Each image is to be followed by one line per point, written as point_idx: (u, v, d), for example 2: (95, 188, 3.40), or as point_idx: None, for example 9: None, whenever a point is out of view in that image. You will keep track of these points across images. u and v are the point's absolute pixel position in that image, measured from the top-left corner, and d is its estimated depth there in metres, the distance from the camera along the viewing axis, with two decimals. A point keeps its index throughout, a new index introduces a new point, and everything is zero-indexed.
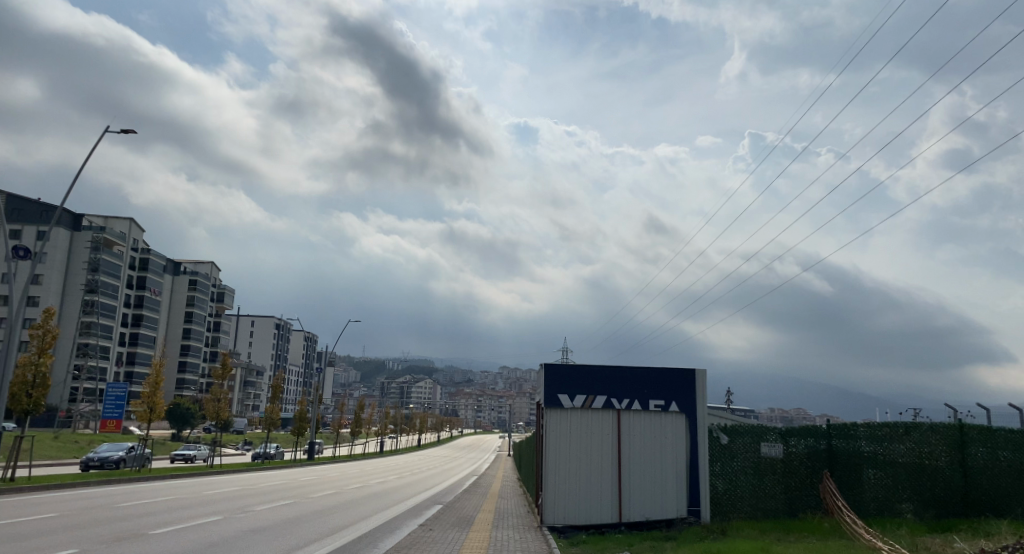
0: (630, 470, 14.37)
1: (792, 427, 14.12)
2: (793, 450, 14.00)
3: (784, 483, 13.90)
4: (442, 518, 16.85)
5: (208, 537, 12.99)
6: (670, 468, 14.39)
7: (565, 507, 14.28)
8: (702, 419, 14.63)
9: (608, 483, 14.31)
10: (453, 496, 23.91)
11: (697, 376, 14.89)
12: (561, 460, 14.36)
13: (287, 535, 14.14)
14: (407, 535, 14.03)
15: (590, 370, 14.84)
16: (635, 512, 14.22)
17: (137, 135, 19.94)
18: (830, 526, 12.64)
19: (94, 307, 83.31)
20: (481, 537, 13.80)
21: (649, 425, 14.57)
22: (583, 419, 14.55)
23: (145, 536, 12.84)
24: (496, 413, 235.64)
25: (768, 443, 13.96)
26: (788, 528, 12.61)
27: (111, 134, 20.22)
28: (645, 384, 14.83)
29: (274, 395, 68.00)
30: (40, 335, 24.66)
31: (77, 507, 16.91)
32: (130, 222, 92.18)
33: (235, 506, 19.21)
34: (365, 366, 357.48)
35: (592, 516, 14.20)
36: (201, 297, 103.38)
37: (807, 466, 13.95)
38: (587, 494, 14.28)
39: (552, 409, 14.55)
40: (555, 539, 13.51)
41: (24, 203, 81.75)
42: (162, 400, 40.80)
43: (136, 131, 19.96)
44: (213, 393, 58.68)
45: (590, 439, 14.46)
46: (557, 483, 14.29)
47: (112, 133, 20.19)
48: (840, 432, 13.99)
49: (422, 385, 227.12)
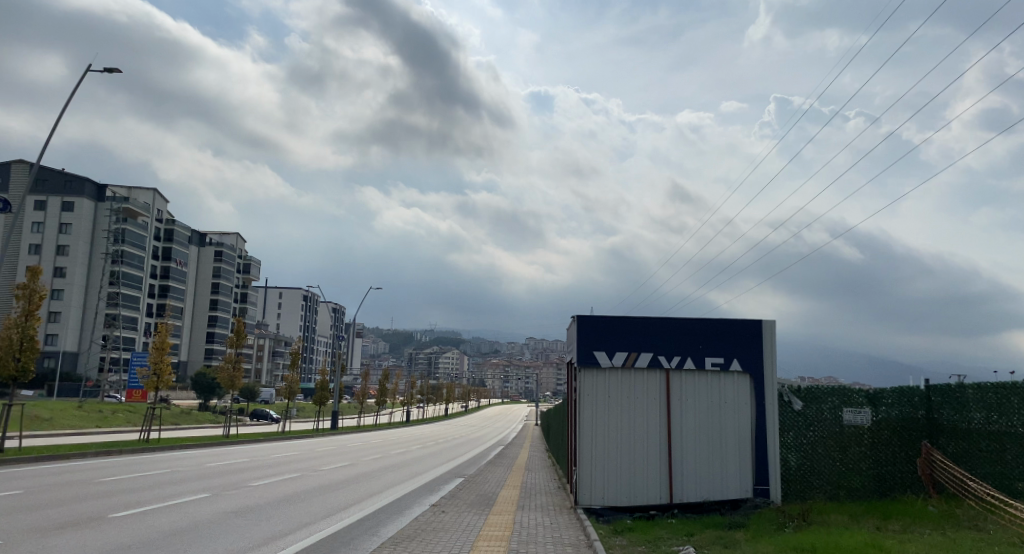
0: (683, 442, 11.84)
1: (881, 392, 11.66)
2: (884, 417, 11.55)
3: (873, 456, 11.48)
4: (461, 496, 14.60)
5: (176, 522, 10.87)
6: (731, 435, 11.87)
7: (603, 486, 11.84)
8: (770, 381, 12.01)
9: (656, 458, 11.81)
10: (476, 469, 21.72)
11: (763, 328, 12.18)
12: (598, 431, 11.93)
13: (275, 519, 11.94)
14: (414, 520, 11.66)
15: (634, 320, 12.17)
16: (690, 494, 11.70)
17: (117, 73, 17.89)
18: (939, 511, 10.06)
19: (119, 278, 82.28)
20: (502, 522, 11.37)
21: (704, 388, 11.97)
22: (624, 380, 12.04)
23: (101, 521, 10.78)
24: (523, 382, 234.67)
25: (852, 409, 11.56)
26: (885, 512, 10.23)
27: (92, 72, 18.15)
28: (700, 337, 12.14)
29: (294, 363, 66.34)
30: (26, 295, 22.72)
31: (47, 483, 14.88)
32: (154, 192, 90.96)
33: (232, 481, 17.13)
34: (394, 337, 359.97)
35: (636, 498, 11.76)
36: (227, 268, 102.51)
37: (900, 436, 11.48)
38: (629, 470, 11.83)
39: (587, 368, 12.05)
40: (595, 524, 11.02)
41: (48, 173, 80.58)
42: (169, 366, 39.44)
43: (116, 69, 17.89)
44: (229, 361, 57.26)
45: (633, 402, 11.96)
46: (593, 457, 11.87)
47: (94, 70, 18.10)
48: (944, 396, 11.40)
49: (450, 355, 228.88)
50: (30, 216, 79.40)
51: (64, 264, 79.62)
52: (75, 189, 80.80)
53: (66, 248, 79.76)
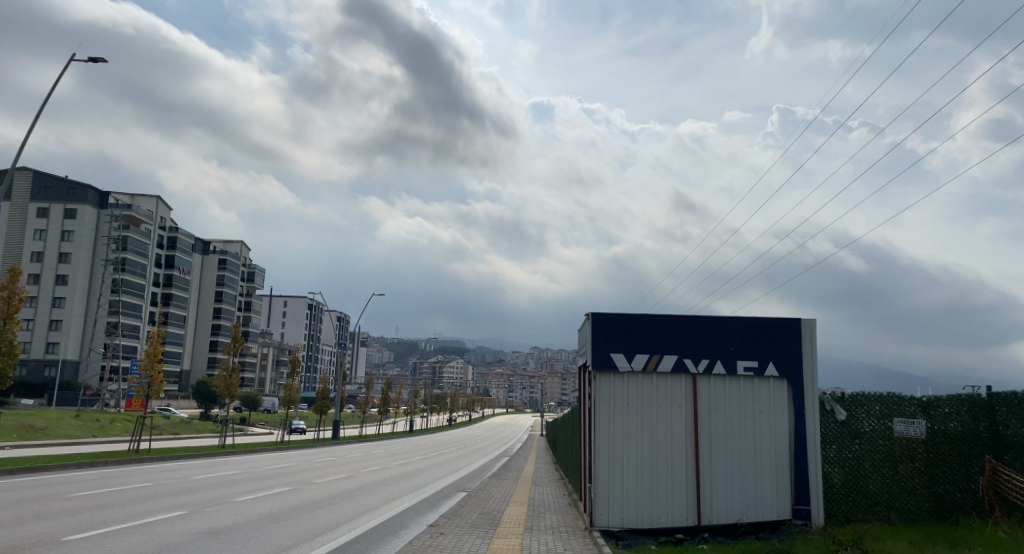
0: (713, 456, 10.50)
1: (936, 400, 10.37)
2: (941, 429, 10.24)
3: (928, 475, 10.17)
4: (464, 514, 13.30)
5: (137, 546, 9.57)
6: (766, 446, 10.53)
7: (622, 506, 10.49)
8: (810, 387, 10.69)
9: (681, 473, 10.48)
10: (480, 483, 20.33)
11: (804, 328, 10.84)
12: (616, 443, 10.59)
13: (255, 540, 10.64)
14: (410, 543, 10.38)
15: (655, 319, 10.85)
16: (721, 515, 10.36)
17: (103, 64, 17.15)
18: (1014, 538, 8.76)
19: (122, 286, 81.17)
20: (510, 546, 10.06)
21: (737, 395, 10.63)
22: (644, 386, 10.71)
23: (54, 544, 9.51)
24: (528, 392, 232.78)
25: (904, 420, 10.29)
26: (953, 538, 8.92)
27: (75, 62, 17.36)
28: (730, 339, 10.81)
29: (294, 372, 64.81)
30: (5, 298, 21.70)
31: (15, 499, 13.67)
32: (157, 200, 90.09)
33: (214, 497, 15.75)
34: (399, 346, 358.55)
35: (660, 518, 10.42)
36: (230, 276, 101.51)
37: (960, 450, 10.17)
38: (651, 486, 10.49)
39: (603, 372, 10.72)
40: (615, 549, 9.69)
41: (50, 180, 79.67)
42: (161, 372, 38.07)
43: (101, 60, 17.12)
44: (226, 368, 55.71)
45: (654, 410, 10.63)
46: (608, 473, 10.54)
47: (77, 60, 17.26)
48: (1008, 406, 10.13)
49: (454, 364, 227.05)
50: (33, 223, 78.51)
51: (65, 272, 78.38)
52: (78, 196, 79.71)
53: (68, 255, 78.65)
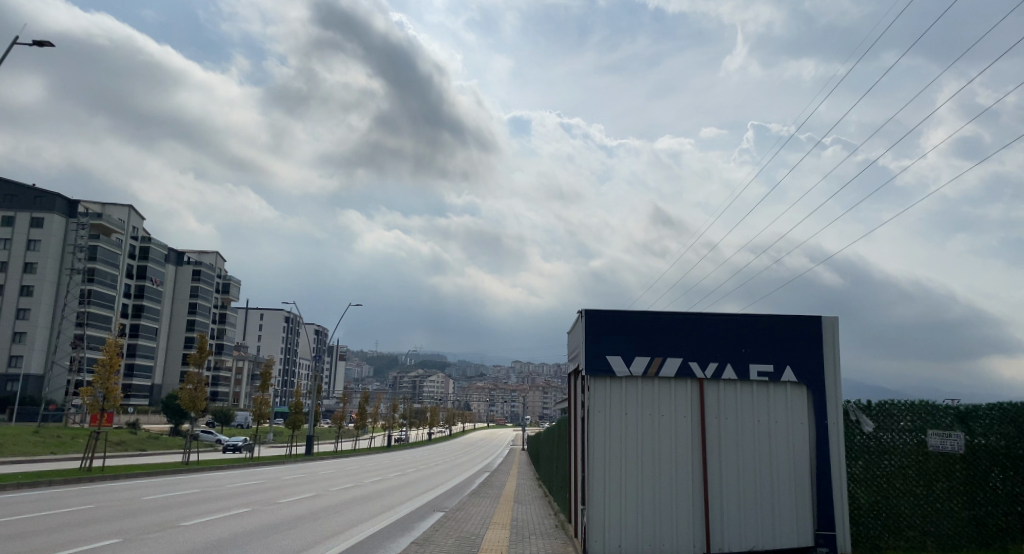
0: (724, 471, 9.17)
1: (974, 409, 9.19)
2: (981, 443, 9.05)
3: (967, 495, 8.98)
4: (441, 540, 11.82)
5: None
6: (783, 461, 9.21)
7: (620, 534, 9.11)
8: (833, 395, 9.42)
9: (689, 491, 9.11)
10: (460, 502, 18.81)
11: (824, 328, 9.58)
12: (614, 456, 9.20)
13: None
14: None
15: (657, 316, 9.52)
16: (732, 544, 9.07)
17: (51, 47, 15.63)
18: None
19: (91, 297, 78.31)
20: None
21: (751, 403, 9.31)
22: (646, 392, 9.30)
23: None
24: (509, 406, 230.53)
25: (940, 433, 9.08)
26: None
27: (20, 46, 15.78)
28: (742, 340, 9.53)
29: (266, 384, 62.42)
30: None
31: None
32: (129, 209, 87.60)
33: (161, 521, 14.11)
34: (379, 360, 354.44)
35: (663, 546, 9.07)
36: (205, 288, 98.85)
37: (1001, 467, 8.98)
38: (655, 508, 9.11)
39: (598, 378, 9.34)
40: None
41: (17, 188, 77.17)
42: (116, 385, 36.10)
43: (50, 44, 15.64)
44: (193, 381, 53.24)
45: (657, 421, 9.23)
46: (604, 494, 9.15)
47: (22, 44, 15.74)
48: None
49: (435, 379, 224.72)
50: None
51: (31, 282, 75.59)
52: (45, 204, 76.98)
53: (33, 266, 75.97)
